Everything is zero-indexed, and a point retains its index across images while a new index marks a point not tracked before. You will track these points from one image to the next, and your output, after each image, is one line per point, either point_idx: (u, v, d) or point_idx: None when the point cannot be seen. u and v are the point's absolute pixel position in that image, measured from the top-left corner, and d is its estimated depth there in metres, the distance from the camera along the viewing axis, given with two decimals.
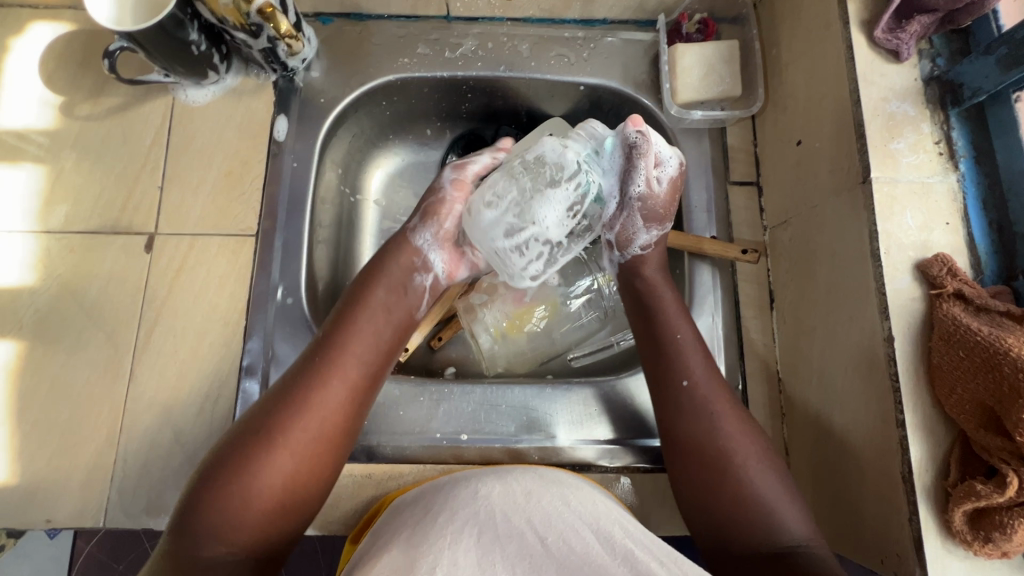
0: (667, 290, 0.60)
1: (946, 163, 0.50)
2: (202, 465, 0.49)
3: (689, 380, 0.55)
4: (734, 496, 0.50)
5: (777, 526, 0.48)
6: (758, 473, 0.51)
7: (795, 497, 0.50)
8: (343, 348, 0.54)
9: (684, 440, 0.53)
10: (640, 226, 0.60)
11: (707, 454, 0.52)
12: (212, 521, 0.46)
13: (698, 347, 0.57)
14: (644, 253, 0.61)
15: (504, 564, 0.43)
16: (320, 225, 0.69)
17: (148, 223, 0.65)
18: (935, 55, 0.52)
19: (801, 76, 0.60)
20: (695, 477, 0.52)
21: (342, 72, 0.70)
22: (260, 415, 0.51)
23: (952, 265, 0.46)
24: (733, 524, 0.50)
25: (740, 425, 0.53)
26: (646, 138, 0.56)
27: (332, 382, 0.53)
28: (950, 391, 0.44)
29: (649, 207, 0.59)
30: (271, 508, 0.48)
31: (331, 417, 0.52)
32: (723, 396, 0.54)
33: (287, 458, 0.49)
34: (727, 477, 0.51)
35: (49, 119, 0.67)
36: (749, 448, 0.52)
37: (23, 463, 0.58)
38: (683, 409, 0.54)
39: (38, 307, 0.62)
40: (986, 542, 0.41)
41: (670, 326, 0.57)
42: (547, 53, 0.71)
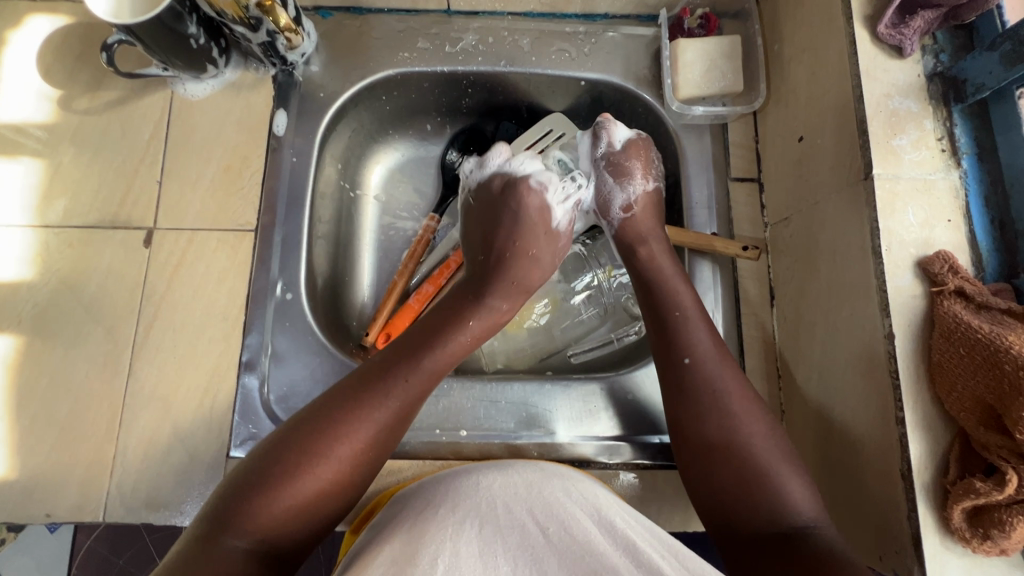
0: (670, 268, 0.60)
1: (948, 159, 0.50)
2: (244, 465, 0.48)
3: (691, 356, 0.55)
4: (740, 472, 0.50)
5: (783, 501, 0.48)
6: (762, 449, 0.51)
7: (802, 473, 0.50)
8: (413, 368, 0.54)
9: (688, 414, 0.54)
10: (613, 186, 0.66)
11: (710, 430, 0.52)
12: (249, 516, 0.45)
13: (700, 322, 0.57)
14: (624, 215, 0.65)
15: (505, 557, 0.43)
16: (320, 220, 0.69)
17: (147, 218, 0.65)
18: (938, 50, 0.52)
19: (803, 71, 0.59)
20: (700, 453, 0.52)
21: (342, 67, 0.70)
22: (315, 420, 0.50)
23: (953, 263, 0.46)
24: (739, 499, 0.49)
25: (744, 400, 0.53)
26: (608, 119, 0.67)
27: (391, 398, 0.52)
28: (950, 388, 0.44)
29: (615, 163, 0.66)
30: (311, 512, 0.47)
31: (386, 435, 0.51)
32: (727, 371, 0.54)
33: (330, 461, 0.48)
34: (733, 452, 0.51)
35: (47, 113, 0.66)
36: (755, 424, 0.52)
37: (23, 458, 0.58)
38: (688, 385, 0.54)
39: (37, 302, 0.62)
40: (985, 539, 0.41)
41: (672, 303, 0.58)
42: (547, 48, 0.70)
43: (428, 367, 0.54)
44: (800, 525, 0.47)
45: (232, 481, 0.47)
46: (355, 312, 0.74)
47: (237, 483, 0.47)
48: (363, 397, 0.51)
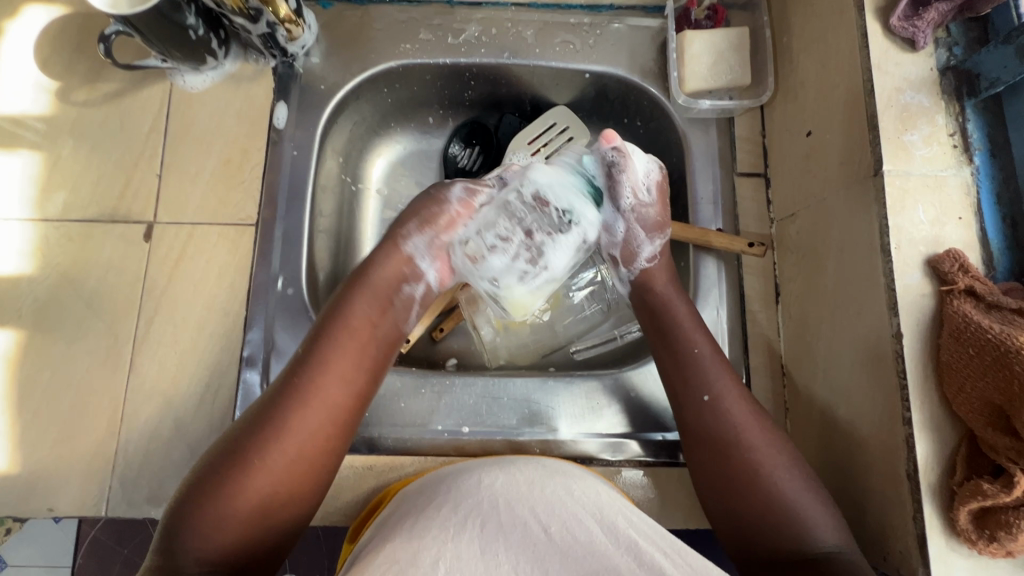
0: (681, 302, 0.59)
1: (960, 155, 0.49)
2: (187, 483, 0.48)
3: (710, 394, 0.54)
4: (762, 506, 0.50)
5: (808, 534, 0.47)
6: (786, 481, 0.50)
7: (825, 500, 0.49)
8: (325, 363, 0.52)
9: (712, 454, 0.53)
10: (642, 239, 0.61)
11: (733, 469, 0.52)
12: (199, 535, 0.45)
13: (717, 359, 0.56)
14: (649, 266, 0.61)
15: (507, 555, 0.43)
16: (321, 215, 0.69)
17: (147, 212, 0.64)
18: (952, 43, 0.51)
19: (812, 64, 0.58)
20: (720, 488, 0.52)
21: (342, 59, 0.69)
22: (242, 432, 0.49)
23: (964, 261, 0.45)
24: (764, 531, 0.49)
25: (765, 434, 0.52)
26: (622, 152, 0.59)
27: (308, 404, 0.50)
28: (959, 389, 0.43)
29: (643, 216, 0.61)
30: (249, 521, 0.46)
31: (311, 438, 0.50)
32: (747, 408, 0.54)
33: (263, 476, 0.47)
34: (756, 488, 0.50)
35: (45, 104, 0.66)
36: (776, 457, 0.51)
37: (25, 452, 0.58)
38: (707, 425, 0.53)
39: (37, 296, 0.61)
40: (991, 541, 0.41)
41: (688, 340, 0.57)
42: (552, 40, 0.69)
43: (342, 361, 0.53)
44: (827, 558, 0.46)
45: (177, 502, 0.47)
46: None
47: (180, 503, 0.46)
48: (284, 400, 0.50)
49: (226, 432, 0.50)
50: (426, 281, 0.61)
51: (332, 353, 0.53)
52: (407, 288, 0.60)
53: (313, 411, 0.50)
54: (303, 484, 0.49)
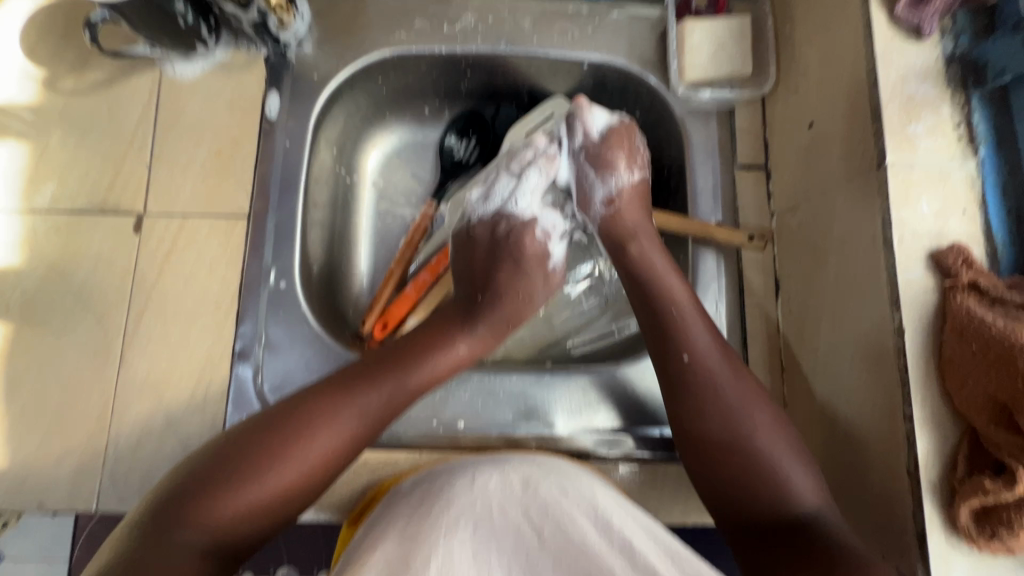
0: (660, 259, 0.59)
1: (965, 147, 0.48)
2: (183, 473, 0.46)
3: (690, 353, 0.54)
4: (746, 466, 0.49)
5: (789, 492, 0.47)
6: (769, 441, 0.49)
7: (805, 458, 0.49)
8: (366, 392, 0.52)
9: (692, 413, 0.52)
10: (596, 180, 0.62)
11: (713, 428, 0.51)
12: (196, 514, 0.44)
13: (696, 317, 0.55)
14: (605, 208, 0.62)
15: (500, 560, 0.44)
16: (315, 207, 0.68)
17: (137, 203, 0.63)
18: (958, 32, 0.50)
19: (815, 54, 0.57)
20: (701, 449, 0.51)
21: (336, 47, 0.67)
22: (258, 431, 0.49)
23: (968, 255, 0.45)
24: (749, 496, 0.48)
25: (745, 393, 0.52)
26: (582, 103, 0.62)
27: (337, 420, 0.50)
28: (961, 385, 0.43)
29: (594, 153, 0.62)
30: (254, 517, 0.46)
31: (332, 448, 0.50)
32: (727, 367, 0.53)
33: (277, 476, 0.47)
34: (738, 448, 0.50)
35: (32, 93, 0.64)
36: (757, 417, 0.51)
37: (14, 447, 0.57)
38: (686, 382, 0.53)
39: (25, 289, 0.60)
40: (992, 538, 0.41)
41: (669, 300, 0.56)
42: (550, 29, 0.68)
43: (388, 391, 0.53)
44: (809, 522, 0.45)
45: (177, 480, 0.46)
46: (351, 301, 0.72)
47: (181, 484, 0.45)
48: (317, 412, 0.50)
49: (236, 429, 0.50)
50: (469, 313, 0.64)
51: (381, 385, 0.53)
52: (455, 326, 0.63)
53: (344, 427, 0.50)
54: (314, 490, 0.49)
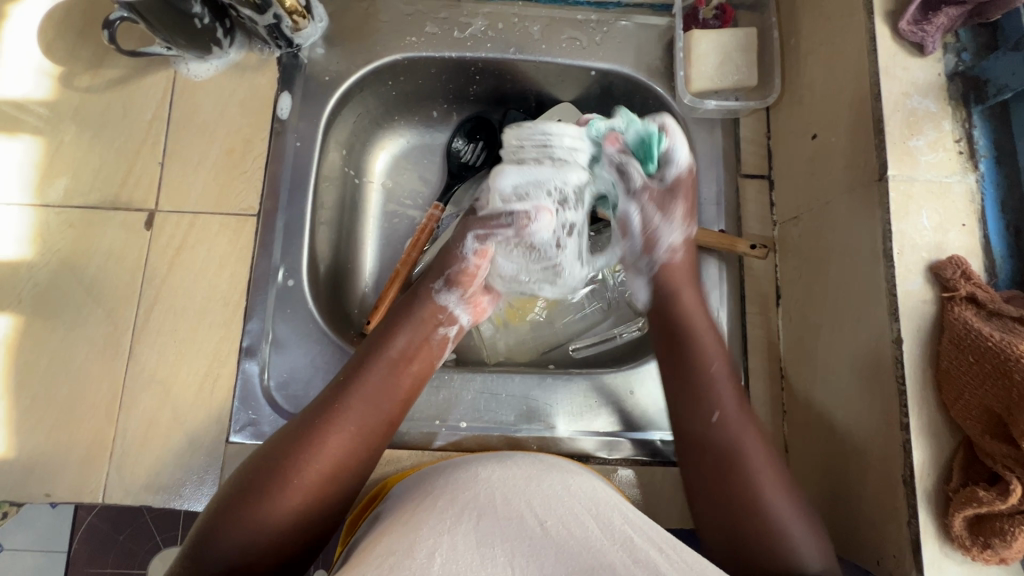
0: (702, 314, 0.59)
1: (966, 162, 0.48)
2: (224, 489, 0.49)
3: (720, 413, 0.54)
4: (762, 526, 0.49)
5: (794, 556, 0.48)
6: (783, 507, 0.50)
7: (814, 524, 0.50)
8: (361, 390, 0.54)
9: (711, 468, 0.53)
10: (661, 224, 0.61)
11: (733, 489, 0.51)
12: (225, 541, 0.46)
13: (728, 382, 0.56)
14: (671, 254, 0.61)
15: (502, 547, 0.43)
16: (323, 207, 0.69)
17: (149, 199, 0.64)
18: (961, 49, 0.51)
19: (820, 66, 0.58)
20: (715, 501, 0.52)
21: (347, 50, 0.68)
22: (284, 438, 0.51)
23: (967, 268, 0.45)
24: (753, 550, 0.49)
25: (767, 462, 0.52)
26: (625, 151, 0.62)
27: (349, 414, 0.53)
28: (956, 396, 0.43)
29: (664, 202, 0.61)
30: (280, 535, 0.47)
31: (346, 449, 0.51)
32: (754, 430, 0.54)
33: (305, 483, 0.49)
34: (755, 510, 0.50)
35: (47, 89, 0.65)
36: (771, 478, 0.51)
37: (21, 437, 0.58)
38: (713, 445, 0.53)
39: (37, 282, 0.61)
40: (985, 547, 0.41)
41: (704, 359, 0.57)
42: (558, 36, 0.69)
43: (371, 386, 0.54)
44: None
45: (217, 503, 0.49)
46: (357, 299, 0.73)
47: (221, 505, 0.48)
48: (325, 417, 0.52)
49: (265, 442, 0.52)
50: (459, 322, 0.62)
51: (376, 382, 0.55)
52: (442, 330, 0.61)
53: (342, 436, 0.51)
54: (332, 497, 0.50)
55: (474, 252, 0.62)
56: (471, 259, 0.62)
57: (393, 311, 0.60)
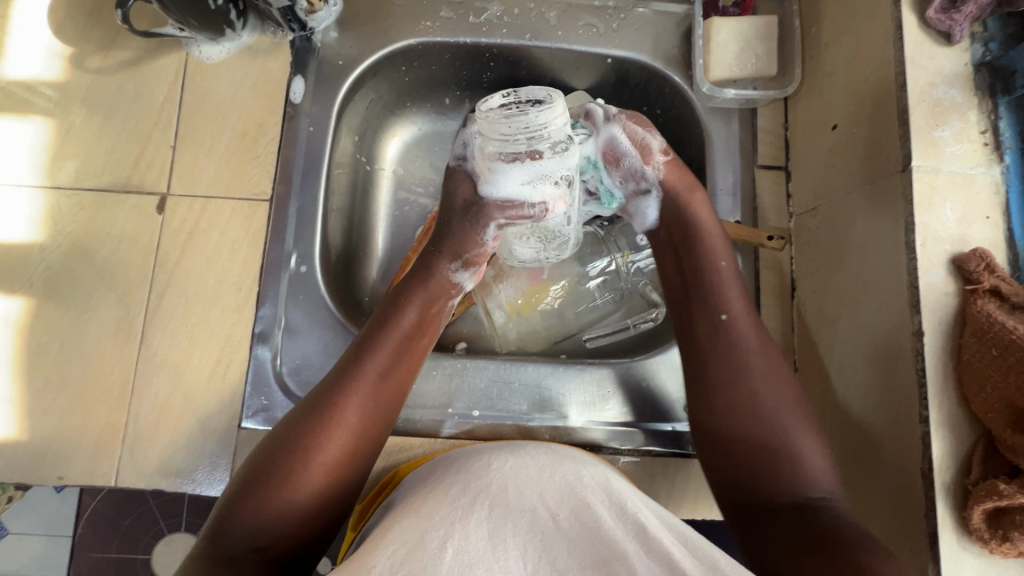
0: (716, 224, 0.59)
1: (991, 154, 0.48)
2: (241, 471, 0.49)
3: (727, 313, 0.56)
4: (761, 434, 0.52)
5: (806, 471, 0.50)
6: (788, 417, 0.52)
7: (820, 440, 0.52)
8: (371, 364, 0.54)
9: (720, 381, 0.54)
10: (631, 146, 0.61)
11: (738, 393, 0.53)
12: (247, 523, 0.46)
13: (736, 286, 0.57)
14: (656, 168, 0.60)
15: (515, 540, 0.43)
16: (335, 192, 0.68)
17: (160, 183, 0.63)
18: (988, 39, 0.50)
19: (842, 55, 0.57)
20: (726, 416, 0.53)
21: (361, 34, 0.67)
22: (297, 416, 0.51)
23: (991, 261, 0.45)
24: (764, 469, 0.51)
25: (778, 372, 0.54)
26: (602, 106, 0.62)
27: (361, 388, 0.52)
28: (979, 387, 0.43)
29: (630, 129, 0.61)
30: (301, 515, 0.48)
31: (360, 424, 0.51)
32: (758, 335, 0.55)
33: (326, 457, 0.49)
34: (759, 417, 0.52)
35: (57, 70, 0.65)
36: (778, 390, 0.53)
37: (33, 421, 0.58)
38: (728, 343, 0.55)
39: (49, 265, 0.61)
40: (1003, 541, 0.41)
41: (711, 261, 0.58)
42: (574, 22, 0.68)
43: (381, 364, 0.54)
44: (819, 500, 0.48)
45: (234, 484, 0.49)
46: (368, 287, 0.72)
47: (240, 485, 0.48)
48: (338, 391, 0.52)
49: (277, 423, 0.52)
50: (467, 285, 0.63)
51: (384, 355, 0.55)
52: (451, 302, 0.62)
53: (356, 411, 0.51)
54: (348, 477, 0.50)
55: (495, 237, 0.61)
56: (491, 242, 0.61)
57: (398, 288, 0.60)
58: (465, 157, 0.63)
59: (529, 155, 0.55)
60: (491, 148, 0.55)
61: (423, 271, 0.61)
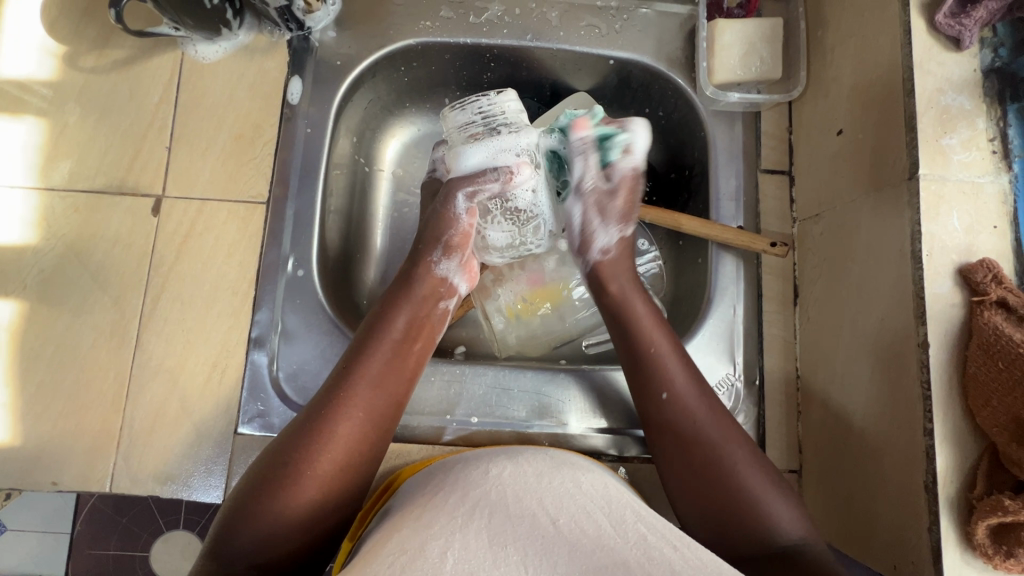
0: (637, 295, 0.60)
1: (999, 162, 0.47)
2: (241, 486, 0.49)
3: (668, 391, 0.54)
4: (724, 494, 0.50)
5: (773, 527, 0.48)
6: (748, 475, 0.50)
7: (787, 495, 0.50)
8: (365, 378, 0.53)
9: (676, 450, 0.53)
10: (596, 227, 0.61)
11: (693, 464, 0.52)
12: (244, 539, 0.46)
13: (672, 354, 0.56)
14: (603, 257, 0.62)
15: (515, 546, 0.42)
16: (333, 195, 0.67)
17: (155, 184, 0.62)
18: (997, 44, 0.49)
19: (848, 59, 0.56)
20: (690, 487, 0.52)
21: (359, 34, 0.66)
22: (293, 433, 0.50)
23: (998, 272, 0.44)
24: (733, 527, 0.49)
25: (721, 434, 0.53)
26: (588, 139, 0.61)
27: (354, 403, 0.52)
28: (984, 402, 0.42)
29: (603, 205, 0.61)
30: (294, 530, 0.47)
31: (355, 439, 0.51)
32: (702, 404, 0.54)
33: (321, 472, 0.48)
34: (721, 484, 0.50)
35: (51, 69, 0.64)
36: (731, 447, 0.52)
37: (27, 425, 0.57)
38: (666, 420, 0.54)
39: (42, 268, 0.60)
40: (1007, 557, 0.41)
41: (645, 336, 0.57)
42: (576, 23, 0.67)
43: (375, 372, 0.54)
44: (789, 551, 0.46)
45: (231, 503, 0.48)
46: (366, 290, 0.72)
47: (237, 503, 0.47)
48: (332, 405, 0.51)
49: (273, 441, 0.51)
50: (458, 294, 0.63)
51: (378, 370, 0.54)
52: (442, 303, 0.61)
53: (349, 426, 0.51)
54: (344, 491, 0.49)
55: (465, 210, 0.61)
56: (464, 217, 0.61)
57: (385, 297, 0.59)
58: (438, 164, 0.66)
59: (487, 133, 0.61)
60: (455, 133, 0.62)
61: (405, 281, 0.60)
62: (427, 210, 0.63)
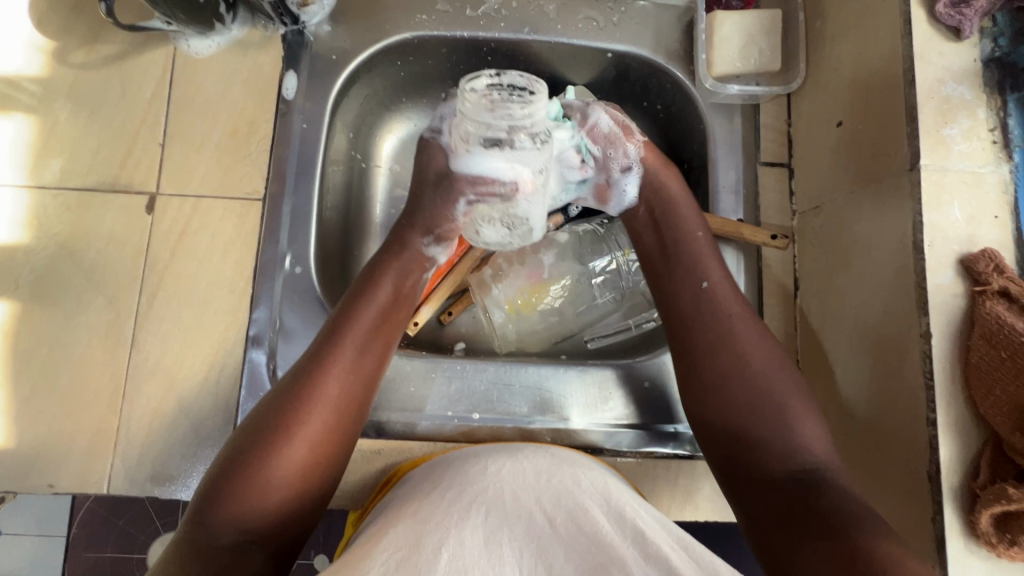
0: (688, 202, 0.60)
1: (1000, 152, 0.47)
2: (221, 457, 0.48)
3: (708, 281, 0.56)
4: (751, 400, 0.51)
5: (798, 441, 0.49)
6: (773, 378, 0.51)
7: (816, 416, 0.50)
8: (349, 339, 0.53)
9: (700, 351, 0.53)
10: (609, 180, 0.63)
11: (719, 363, 0.52)
12: (227, 510, 0.45)
13: (714, 258, 0.57)
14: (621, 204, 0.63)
15: (511, 547, 0.42)
16: (329, 191, 0.66)
17: (149, 182, 0.61)
18: (997, 34, 0.49)
19: (848, 50, 0.56)
20: (717, 381, 0.52)
21: (354, 28, 0.65)
22: (277, 397, 0.50)
23: (999, 262, 0.44)
24: (755, 439, 0.50)
25: (754, 335, 0.53)
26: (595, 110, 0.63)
27: (337, 364, 0.51)
28: (987, 392, 0.43)
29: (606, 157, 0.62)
30: (281, 499, 0.46)
31: (339, 401, 0.50)
32: (739, 303, 0.55)
33: (308, 433, 0.48)
34: (743, 378, 0.51)
35: (40, 65, 0.62)
36: (759, 356, 0.52)
37: (21, 428, 0.56)
38: (701, 310, 0.55)
39: (35, 268, 0.59)
40: (1011, 545, 0.41)
41: (687, 228, 0.59)
42: (574, 16, 0.67)
43: (360, 335, 0.53)
44: (812, 472, 0.47)
45: (210, 477, 0.47)
46: None
47: (217, 474, 0.46)
48: (314, 370, 0.51)
49: (253, 410, 0.50)
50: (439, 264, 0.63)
51: (362, 329, 0.54)
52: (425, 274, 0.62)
53: (335, 386, 0.50)
54: (332, 448, 0.49)
55: (466, 212, 0.60)
56: (462, 216, 0.60)
57: (371, 265, 0.59)
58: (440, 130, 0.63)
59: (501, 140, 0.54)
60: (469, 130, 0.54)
61: (397, 246, 0.60)
62: (414, 196, 0.62)
